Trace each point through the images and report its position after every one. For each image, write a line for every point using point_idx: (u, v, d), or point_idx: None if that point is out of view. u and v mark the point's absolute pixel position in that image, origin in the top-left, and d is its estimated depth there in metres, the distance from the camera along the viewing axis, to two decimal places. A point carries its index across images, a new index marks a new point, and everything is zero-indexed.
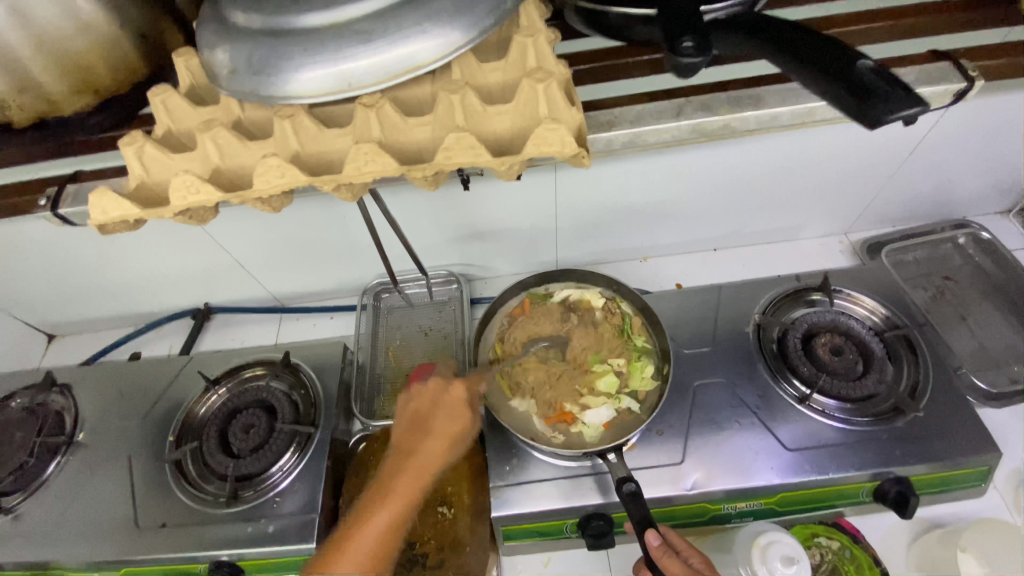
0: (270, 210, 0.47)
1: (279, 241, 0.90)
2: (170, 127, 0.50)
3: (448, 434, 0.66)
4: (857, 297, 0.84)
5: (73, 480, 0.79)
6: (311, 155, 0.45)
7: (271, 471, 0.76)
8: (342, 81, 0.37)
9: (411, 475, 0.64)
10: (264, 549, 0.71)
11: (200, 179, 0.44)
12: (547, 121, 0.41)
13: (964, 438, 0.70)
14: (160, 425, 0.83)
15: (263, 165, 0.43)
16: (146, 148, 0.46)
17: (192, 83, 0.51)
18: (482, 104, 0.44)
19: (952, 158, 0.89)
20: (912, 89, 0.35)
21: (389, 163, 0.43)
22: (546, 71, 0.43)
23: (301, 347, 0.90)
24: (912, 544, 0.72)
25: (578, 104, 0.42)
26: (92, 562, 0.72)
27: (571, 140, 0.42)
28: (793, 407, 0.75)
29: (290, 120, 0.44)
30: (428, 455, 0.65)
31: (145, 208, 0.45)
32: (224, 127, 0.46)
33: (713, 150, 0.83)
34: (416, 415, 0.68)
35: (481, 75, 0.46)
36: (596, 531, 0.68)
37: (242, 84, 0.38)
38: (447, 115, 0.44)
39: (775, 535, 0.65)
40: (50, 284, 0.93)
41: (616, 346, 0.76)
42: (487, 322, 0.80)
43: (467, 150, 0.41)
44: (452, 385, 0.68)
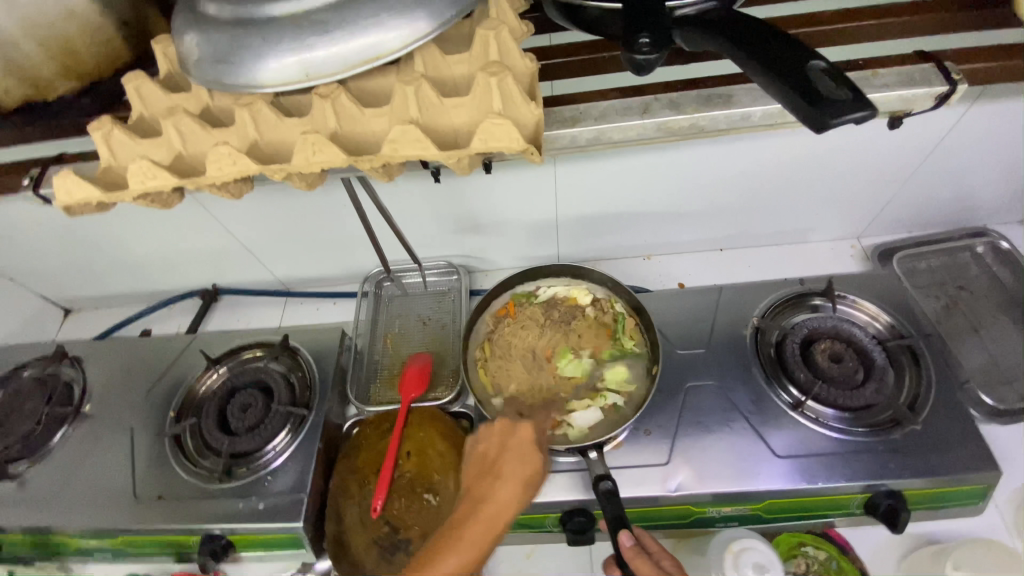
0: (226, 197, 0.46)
1: (282, 226, 0.92)
2: (143, 113, 0.49)
3: (519, 481, 0.61)
4: (861, 304, 0.81)
5: (77, 450, 0.82)
6: (270, 143, 0.46)
7: (265, 449, 0.78)
8: (307, 70, 0.37)
9: (478, 526, 0.58)
10: (252, 525, 0.73)
11: (156, 164, 0.45)
12: (495, 115, 0.41)
13: (962, 454, 0.68)
14: (163, 400, 0.86)
15: (214, 153, 0.44)
16: (115, 133, 0.46)
17: (170, 70, 0.51)
18: (438, 97, 0.43)
19: (970, 163, 0.85)
20: (861, 91, 0.35)
21: (337, 154, 0.43)
22: (502, 64, 0.43)
23: (300, 331, 0.91)
24: (903, 559, 0.70)
25: (535, 99, 0.42)
26: (91, 528, 0.75)
27: (519, 136, 0.41)
28: (787, 414, 0.73)
29: (248, 108, 0.45)
30: (501, 504, 0.60)
31: (105, 191, 0.46)
32: (188, 114, 0.46)
33: (717, 148, 0.81)
34: (484, 461, 0.64)
35: (445, 67, 0.45)
36: (577, 526, 0.68)
37: (211, 72, 0.39)
38: (402, 107, 0.43)
39: (749, 541, 0.64)
40: (64, 261, 0.97)
41: (604, 345, 0.76)
42: (476, 320, 0.79)
43: (412, 143, 0.42)
44: (519, 425, 0.65)
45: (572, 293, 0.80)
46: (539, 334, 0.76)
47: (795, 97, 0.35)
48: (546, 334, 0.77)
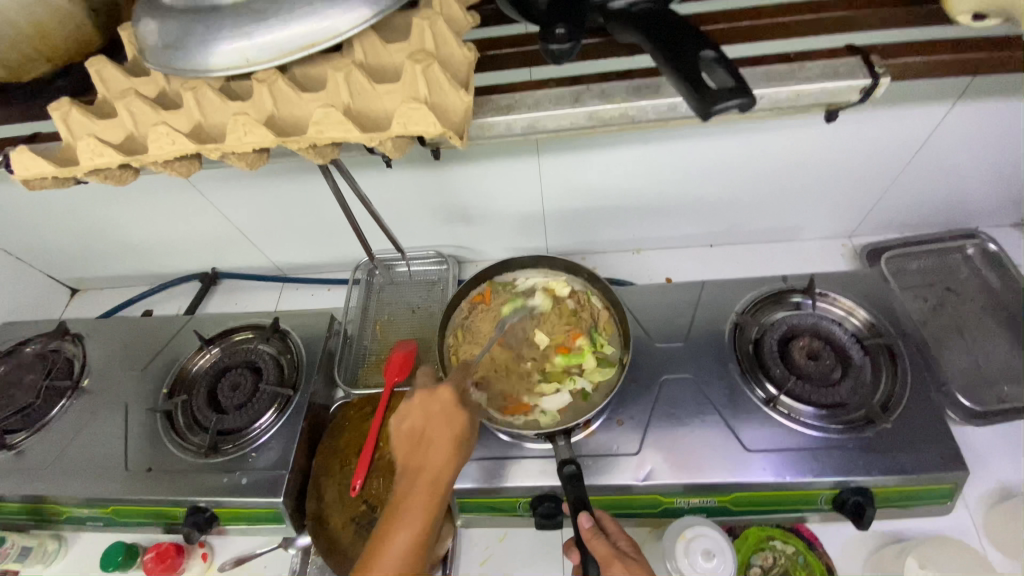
0: (175, 174, 0.49)
1: (275, 213, 0.94)
2: (105, 95, 0.51)
3: (450, 438, 0.62)
4: (842, 302, 0.81)
5: (73, 423, 0.85)
6: (214, 126, 0.48)
7: (253, 427, 0.81)
8: (252, 56, 0.38)
9: (421, 496, 0.59)
10: (235, 499, 0.75)
11: (101, 143, 0.48)
12: (412, 101, 0.43)
13: (932, 454, 0.68)
14: (156, 377, 0.89)
15: (155, 133, 0.47)
16: (73, 113, 0.49)
17: (139, 56, 0.53)
18: (370, 83, 0.45)
19: (961, 162, 0.84)
20: (745, 82, 0.36)
21: (268, 134, 0.46)
22: (428, 53, 0.45)
23: (291, 316, 0.94)
24: (870, 556, 0.71)
25: (462, 86, 0.44)
26: (82, 497, 0.78)
27: (436, 122, 0.43)
28: (760, 409, 0.74)
29: (193, 92, 0.47)
30: (438, 466, 0.61)
31: (58, 166, 0.49)
32: (139, 96, 0.48)
33: (700, 142, 0.81)
34: (411, 432, 0.63)
35: (385, 54, 0.47)
36: (545, 511, 0.69)
37: (166, 56, 0.40)
38: (335, 91, 0.45)
39: (702, 528, 0.65)
40: (69, 243, 1.00)
41: (580, 332, 0.77)
42: (450, 310, 0.80)
43: (335, 124, 0.44)
44: (440, 390, 0.65)
45: (550, 285, 0.82)
46: (514, 323, 0.78)
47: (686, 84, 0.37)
48: (520, 323, 0.78)
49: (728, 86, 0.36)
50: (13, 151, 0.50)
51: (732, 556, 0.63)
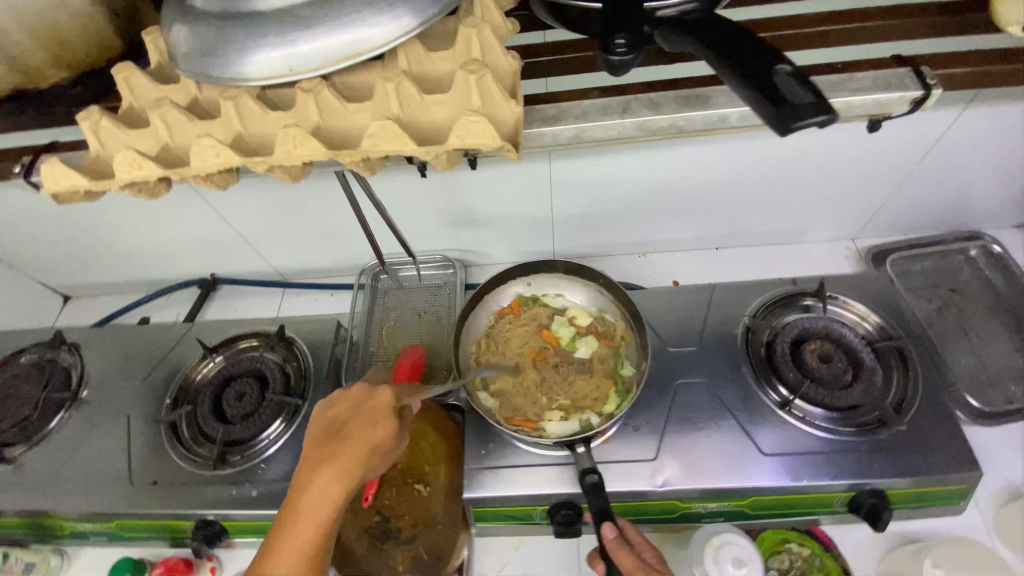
0: (212, 188, 0.47)
1: (279, 217, 0.92)
2: (132, 104, 0.49)
3: (367, 446, 0.58)
4: (852, 305, 0.82)
5: (73, 434, 0.83)
6: (253, 138, 0.46)
7: (260, 438, 0.79)
8: (288, 65, 0.38)
9: (320, 497, 0.55)
10: (246, 512, 0.74)
11: (142, 156, 0.45)
12: (470, 112, 0.41)
13: (946, 454, 0.68)
14: (158, 387, 0.87)
15: (198, 145, 0.45)
16: (103, 123, 0.47)
17: (161, 62, 0.52)
18: (419, 93, 0.44)
19: (965, 165, 0.85)
20: (824, 98, 0.35)
21: (317, 148, 0.44)
22: (481, 62, 0.43)
23: (296, 322, 0.92)
24: (885, 556, 0.71)
25: (514, 97, 0.43)
26: (86, 512, 0.76)
27: (495, 132, 0.41)
28: (774, 412, 0.74)
29: (234, 101, 0.46)
30: (343, 473, 0.56)
31: (93, 180, 0.46)
32: (175, 105, 0.47)
33: (711, 146, 0.81)
34: (330, 426, 0.60)
35: (429, 65, 0.46)
36: (563, 519, 0.70)
37: (196, 64, 0.40)
38: (383, 103, 0.44)
39: (731, 536, 0.65)
40: (64, 248, 0.97)
41: (607, 365, 0.75)
42: (474, 311, 0.81)
43: (390, 138, 0.42)
44: (377, 391, 0.61)
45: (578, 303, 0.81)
46: (544, 339, 0.77)
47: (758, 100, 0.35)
48: (551, 339, 0.77)
49: (806, 102, 0.35)
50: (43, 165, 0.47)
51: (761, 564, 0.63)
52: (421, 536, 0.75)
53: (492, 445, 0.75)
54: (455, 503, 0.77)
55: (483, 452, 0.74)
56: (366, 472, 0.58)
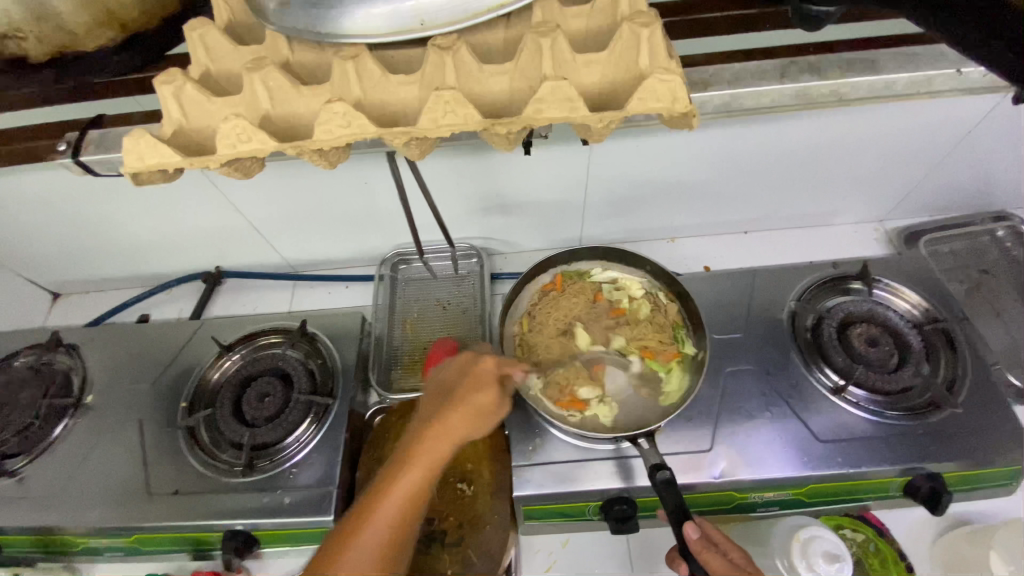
0: (326, 166, 0.42)
1: (298, 206, 0.86)
2: (208, 68, 0.44)
3: (474, 410, 0.59)
4: (898, 289, 0.81)
5: (81, 444, 0.77)
6: (374, 105, 0.41)
7: (287, 441, 0.74)
8: (414, 19, 0.36)
9: (431, 443, 0.58)
10: (279, 521, 0.69)
11: (252, 126, 0.40)
12: (662, 70, 0.38)
13: (1001, 436, 0.68)
14: (171, 390, 0.81)
15: (327, 112, 0.39)
16: (187, 89, 0.41)
17: (230, 19, 0.46)
18: (572, 52, 0.40)
19: (1000, 147, 0.85)
20: None
21: (471, 115, 0.39)
22: (649, 15, 0.40)
23: (317, 317, 0.87)
24: (936, 540, 0.71)
25: (679, 57, 0.39)
26: (102, 527, 0.71)
27: (684, 97, 0.39)
28: (825, 398, 0.72)
29: (354, 61, 0.40)
30: (449, 433, 0.58)
31: (187, 157, 0.41)
32: (276, 66, 0.41)
33: (758, 127, 0.78)
34: (440, 389, 0.63)
35: (564, 20, 0.42)
36: (619, 514, 0.67)
37: (294, 18, 0.37)
38: (531, 63, 0.40)
39: (816, 530, 0.63)
40: (55, 241, 0.90)
41: (659, 340, 0.73)
42: (519, 292, 0.78)
43: (563, 102, 0.38)
44: (482, 357, 0.62)
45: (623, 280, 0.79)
46: (588, 313, 0.76)
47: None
48: (596, 312, 0.76)
49: None
50: (126, 137, 0.40)
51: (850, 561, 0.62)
52: (467, 538, 0.71)
53: (538, 441, 0.71)
54: (502, 502, 0.72)
55: (529, 448, 0.71)
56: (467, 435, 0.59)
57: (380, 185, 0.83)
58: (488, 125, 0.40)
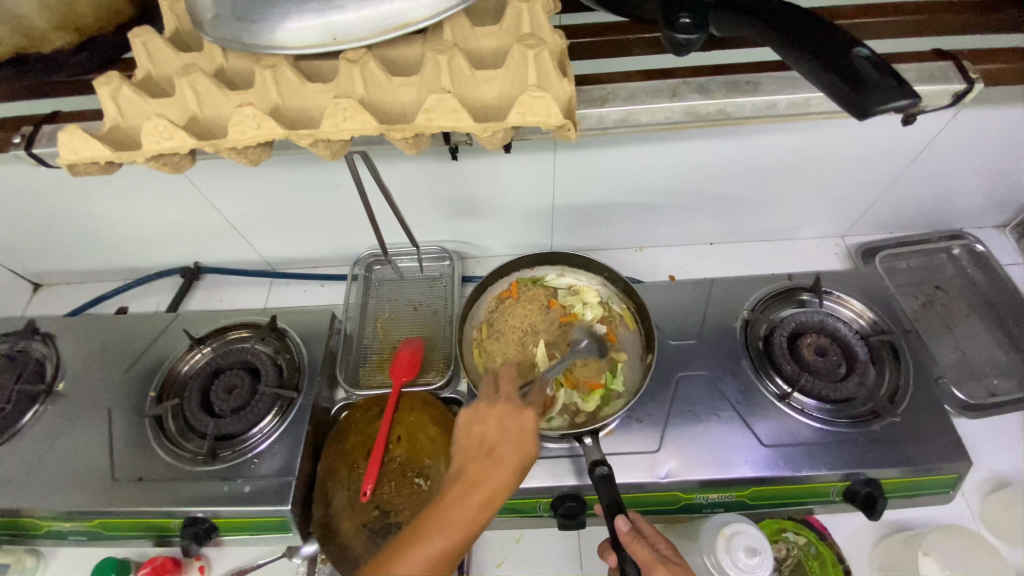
0: (245, 163, 0.44)
1: (269, 205, 0.89)
2: (151, 71, 0.46)
3: (514, 465, 0.57)
4: (846, 300, 0.84)
5: (50, 430, 0.79)
6: (291, 110, 0.44)
7: (251, 433, 0.76)
8: (327, 34, 0.38)
9: (468, 508, 0.54)
10: (237, 508, 0.71)
11: (174, 124, 0.42)
12: (532, 88, 0.40)
13: (938, 445, 0.71)
14: (141, 380, 0.83)
15: (238, 115, 0.42)
16: (124, 91, 0.44)
17: (178, 27, 0.49)
18: (471, 69, 0.42)
19: (952, 167, 0.88)
20: (904, 83, 0.35)
21: (367, 122, 0.42)
22: (538, 39, 0.42)
23: (289, 313, 0.89)
24: (876, 546, 0.73)
25: (570, 78, 0.41)
26: (64, 511, 0.73)
27: (557, 112, 0.40)
28: (772, 404, 0.75)
29: (272, 70, 0.43)
30: (490, 486, 0.55)
31: (117, 151, 0.43)
32: (205, 73, 0.44)
33: (716, 141, 0.81)
34: (479, 438, 0.59)
35: (472, 40, 0.45)
36: (568, 511, 0.68)
37: (225, 30, 0.40)
38: (433, 77, 0.42)
39: (741, 525, 0.62)
40: (35, 234, 0.92)
41: (598, 363, 0.75)
42: (476, 299, 0.82)
43: (448, 113, 0.40)
44: (522, 414, 0.60)
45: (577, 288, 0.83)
46: (544, 319, 0.77)
47: (850, 86, 0.36)
48: (550, 318, 0.78)
49: (885, 85, 0.36)
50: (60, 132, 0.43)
51: (772, 554, 0.60)
52: None
53: None
54: None
55: None
56: (509, 488, 0.56)
57: (349, 187, 0.86)
58: (384, 129, 0.43)
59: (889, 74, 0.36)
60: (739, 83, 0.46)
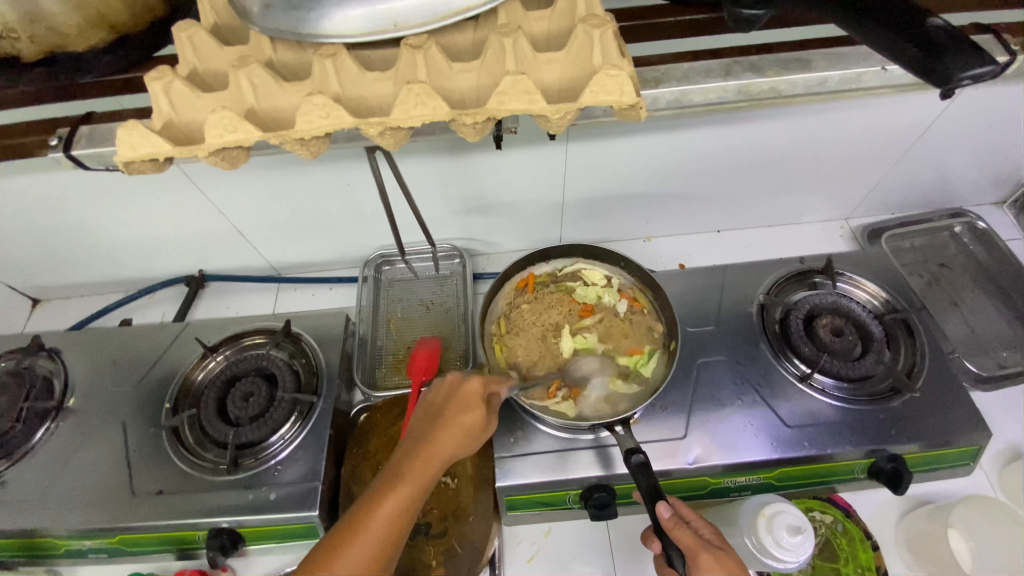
0: (310, 154, 0.44)
1: (280, 208, 0.87)
2: (196, 66, 0.45)
3: (465, 427, 0.61)
4: (859, 281, 0.85)
5: (63, 448, 0.77)
6: (352, 99, 0.43)
7: (271, 439, 0.75)
8: (388, 21, 0.38)
9: (421, 461, 0.58)
10: (264, 516, 0.70)
11: (237, 117, 0.41)
12: (607, 66, 0.40)
13: (959, 418, 0.72)
14: (153, 393, 0.82)
15: (308, 104, 0.41)
16: (175, 85, 0.43)
17: (216, 23, 0.48)
18: (533, 51, 0.42)
19: (961, 146, 0.89)
20: (980, 47, 0.37)
21: (440, 107, 0.41)
22: (601, 18, 0.42)
23: (302, 317, 0.88)
24: (901, 521, 0.75)
25: (631, 56, 0.41)
26: (84, 529, 0.71)
27: (631, 90, 0.40)
28: (793, 385, 0.75)
29: (333, 59, 0.42)
30: (442, 449, 0.59)
31: (177, 147, 0.42)
32: (261, 64, 0.43)
33: (728, 127, 0.81)
34: (433, 407, 0.64)
35: (527, 23, 0.45)
36: (598, 502, 0.68)
37: (275, 20, 0.38)
38: (496, 61, 0.42)
39: (780, 505, 0.62)
40: (36, 246, 0.89)
41: (628, 336, 0.77)
42: (493, 294, 0.81)
43: (523, 94, 0.40)
44: (470, 379, 0.65)
45: (592, 278, 0.83)
46: (563, 314, 0.79)
47: (929, 56, 0.38)
48: (571, 309, 0.79)
49: (964, 52, 0.37)
50: (118, 129, 0.42)
51: (813, 532, 0.61)
52: (452, 529, 0.73)
53: (520, 433, 0.73)
54: (486, 494, 0.75)
55: (510, 440, 0.72)
56: (460, 448, 0.60)
57: (363, 186, 0.85)
58: (456, 115, 0.42)
59: (959, 40, 0.38)
60: (790, 61, 0.47)
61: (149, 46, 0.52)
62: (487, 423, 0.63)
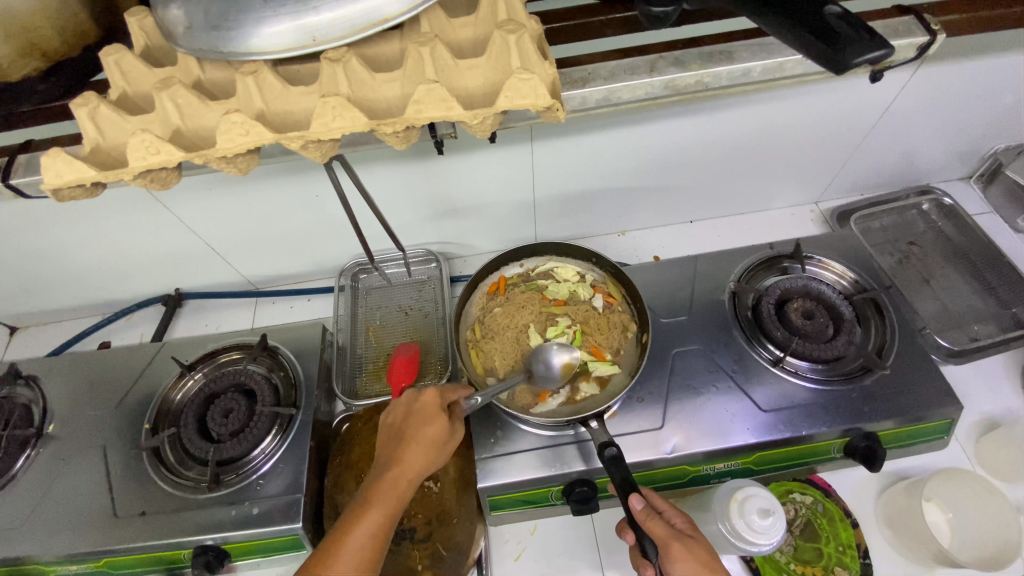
0: (236, 171, 0.45)
1: (248, 223, 0.88)
2: (126, 90, 0.46)
3: (429, 441, 0.62)
4: (826, 263, 0.87)
5: (44, 474, 0.77)
6: (278, 114, 0.43)
7: (253, 454, 0.75)
8: (306, 35, 0.38)
9: (388, 486, 0.59)
10: (249, 531, 0.70)
11: (159, 139, 0.42)
12: (519, 70, 0.40)
13: (926, 394, 0.73)
14: (133, 415, 0.82)
15: (226, 122, 0.42)
16: (102, 110, 0.43)
17: (147, 45, 0.48)
18: (453, 58, 0.42)
19: (914, 126, 0.91)
20: (875, 34, 0.38)
21: (359, 118, 0.42)
22: (517, 23, 0.42)
23: (278, 330, 0.88)
24: (879, 497, 0.76)
25: (552, 58, 0.42)
26: (68, 554, 0.71)
27: (545, 92, 0.41)
28: (768, 370, 0.76)
29: (254, 77, 0.42)
30: (409, 468, 0.60)
31: (103, 171, 0.43)
32: (184, 84, 0.43)
33: (688, 118, 0.82)
34: (394, 427, 0.65)
35: (452, 31, 0.45)
36: (580, 496, 0.68)
37: (199, 40, 0.39)
38: (418, 70, 0.42)
39: (753, 488, 0.63)
40: (6, 275, 0.89)
41: (600, 331, 0.78)
42: (466, 300, 0.82)
43: (438, 103, 0.41)
44: (426, 392, 0.65)
45: (564, 275, 0.84)
46: (537, 313, 0.80)
47: (828, 43, 0.38)
48: (544, 307, 0.80)
49: (860, 39, 0.38)
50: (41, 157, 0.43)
51: (784, 514, 0.62)
52: (436, 532, 0.73)
53: (501, 433, 0.73)
54: (470, 496, 0.76)
55: (492, 441, 0.73)
56: (426, 464, 0.61)
57: (330, 197, 0.85)
58: (376, 125, 0.43)
59: (858, 28, 0.39)
60: (714, 53, 0.47)
61: (85, 70, 0.52)
62: (452, 432, 0.64)
